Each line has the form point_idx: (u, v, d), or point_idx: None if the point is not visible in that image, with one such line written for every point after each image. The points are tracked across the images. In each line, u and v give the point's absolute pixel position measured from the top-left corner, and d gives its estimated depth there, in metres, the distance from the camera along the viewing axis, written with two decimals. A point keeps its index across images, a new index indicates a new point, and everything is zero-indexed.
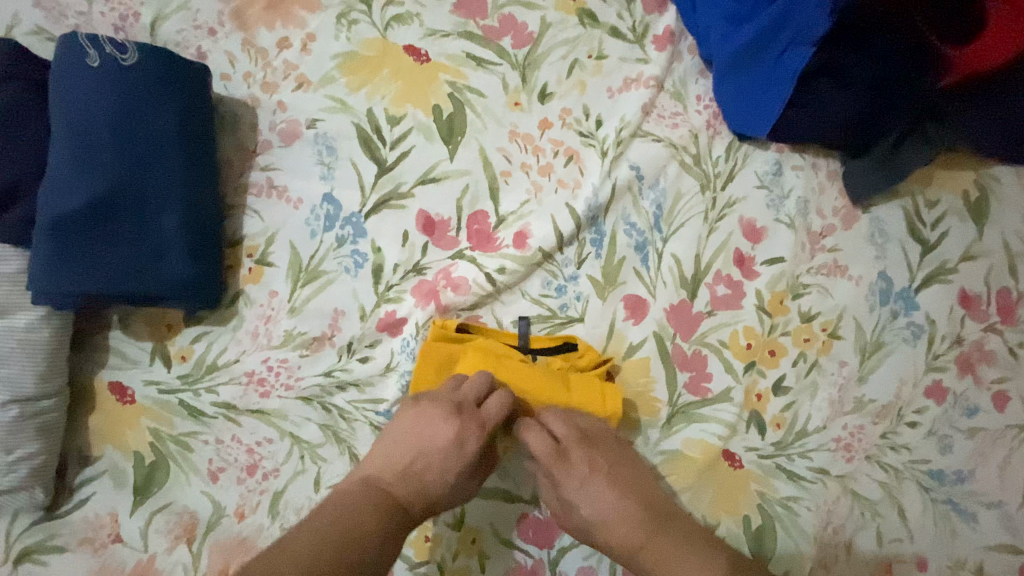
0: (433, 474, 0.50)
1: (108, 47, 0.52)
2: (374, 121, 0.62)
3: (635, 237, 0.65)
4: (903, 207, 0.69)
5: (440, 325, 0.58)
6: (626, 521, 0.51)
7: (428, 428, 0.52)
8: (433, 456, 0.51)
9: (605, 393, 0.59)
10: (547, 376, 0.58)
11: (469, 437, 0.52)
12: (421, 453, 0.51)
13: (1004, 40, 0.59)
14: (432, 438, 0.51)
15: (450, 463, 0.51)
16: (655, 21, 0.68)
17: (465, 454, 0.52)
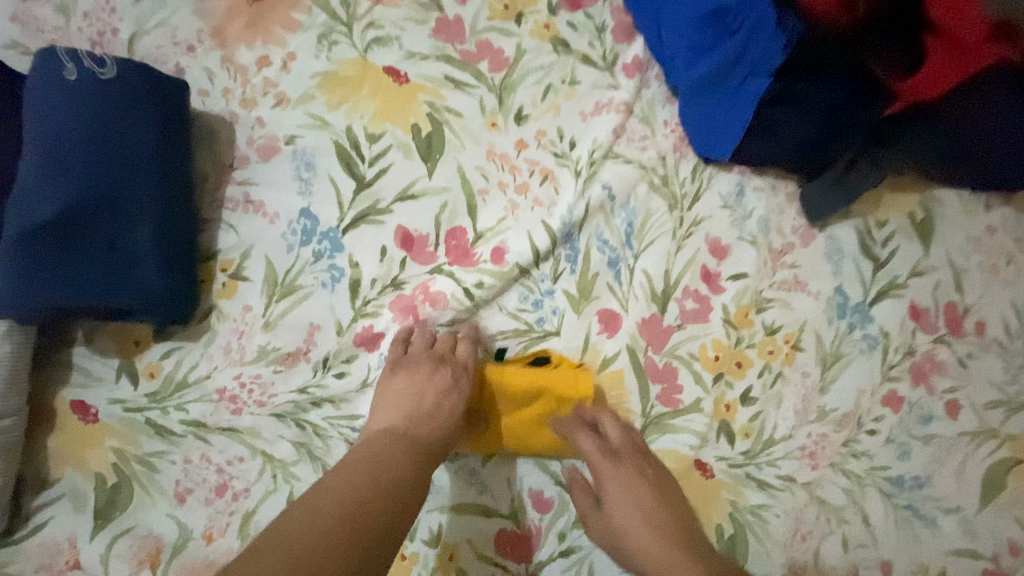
0: (441, 411, 0.55)
1: (86, 61, 0.52)
2: (353, 138, 0.63)
3: (607, 253, 0.67)
4: (856, 226, 0.73)
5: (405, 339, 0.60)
6: (658, 534, 0.54)
7: (421, 375, 0.57)
8: (432, 399, 0.56)
9: (577, 378, 0.61)
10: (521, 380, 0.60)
11: (458, 382, 0.58)
12: (423, 397, 0.56)
13: (943, 75, 0.62)
14: (428, 385, 0.57)
15: (446, 403, 0.56)
16: (624, 50, 0.71)
17: (461, 391, 0.58)
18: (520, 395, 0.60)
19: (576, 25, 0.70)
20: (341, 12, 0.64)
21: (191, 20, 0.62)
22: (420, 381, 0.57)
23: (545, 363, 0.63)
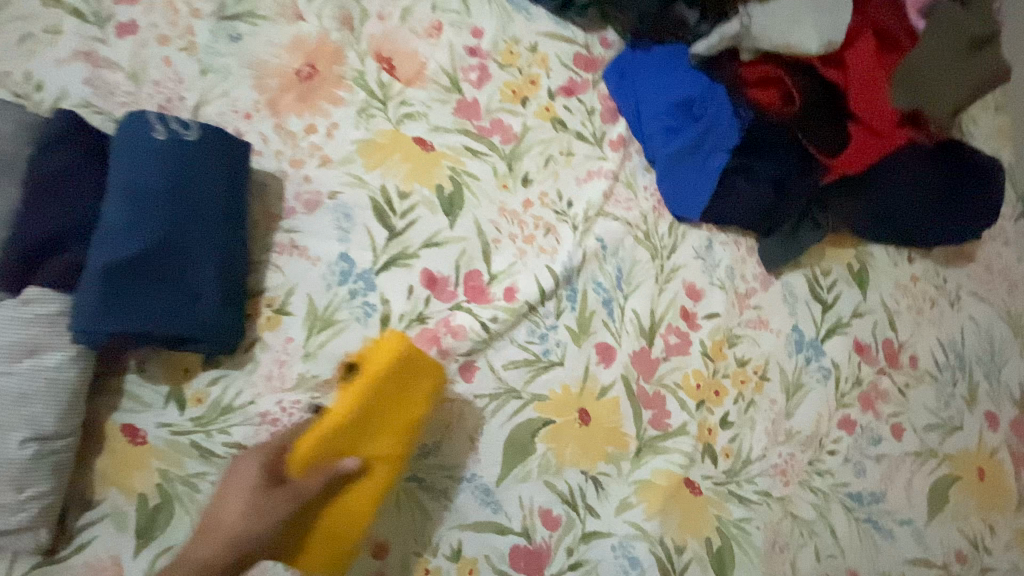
0: (227, 514, 0.54)
1: (173, 125, 0.61)
2: (387, 195, 0.73)
3: (602, 294, 0.78)
4: (805, 274, 0.87)
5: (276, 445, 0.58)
6: None
7: (232, 473, 0.57)
8: (224, 503, 0.55)
9: (388, 358, 0.61)
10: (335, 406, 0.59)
11: (253, 471, 0.56)
12: (223, 499, 0.56)
13: (862, 154, 0.81)
14: (234, 481, 0.56)
15: (237, 504, 0.55)
16: (610, 128, 0.85)
17: (254, 486, 0.55)
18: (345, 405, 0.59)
19: (571, 108, 0.84)
20: (378, 92, 0.77)
21: (249, 92, 0.73)
22: (231, 481, 0.57)
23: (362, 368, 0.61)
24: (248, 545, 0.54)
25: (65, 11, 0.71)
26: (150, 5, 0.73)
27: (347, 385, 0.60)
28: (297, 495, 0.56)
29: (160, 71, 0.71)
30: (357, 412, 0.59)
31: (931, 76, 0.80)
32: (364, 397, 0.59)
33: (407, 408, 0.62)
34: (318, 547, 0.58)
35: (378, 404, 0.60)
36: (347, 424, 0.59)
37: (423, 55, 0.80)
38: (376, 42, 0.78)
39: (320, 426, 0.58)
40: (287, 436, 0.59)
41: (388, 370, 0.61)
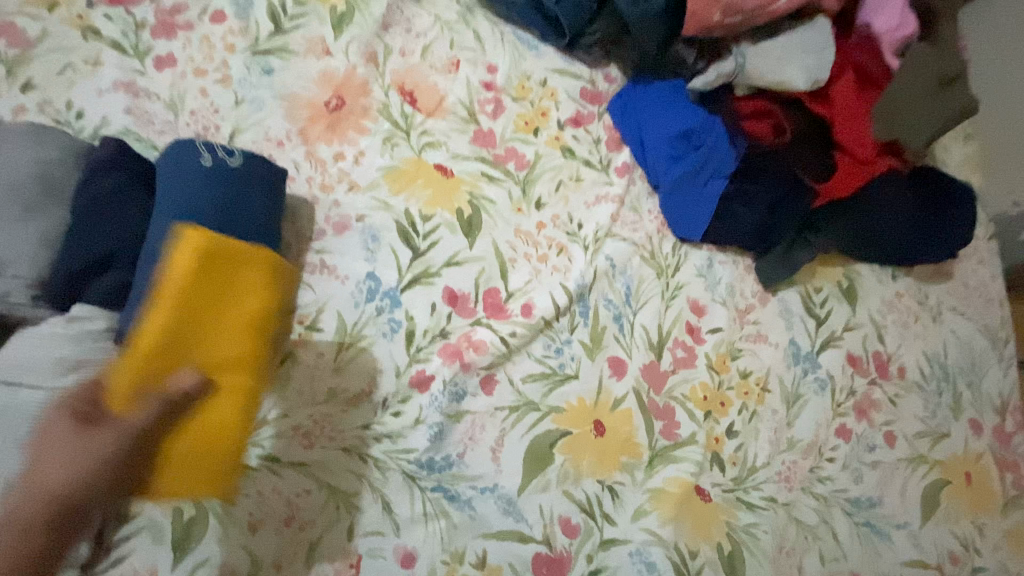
0: (53, 485, 0.42)
1: (219, 152, 0.65)
2: (410, 218, 0.77)
3: (612, 310, 0.83)
4: (799, 291, 0.93)
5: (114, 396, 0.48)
6: None
7: (42, 447, 0.43)
8: (39, 475, 0.42)
9: (195, 255, 0.56)
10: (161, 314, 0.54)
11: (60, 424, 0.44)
12: (33, 478, 0.42)
13: (847, 180, 0.88)
14: (47, 454, 0.43)
15: (56, 467, 0.42)
16: (615, 156, 0.91)
17: (78, 444, 0.43)
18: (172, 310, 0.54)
19: (579, 137, 0.90)
20: (401, 123, 0.82)
21: (281, 123, 0.78)
22: (44, 453, 0.43)
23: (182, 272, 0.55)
24: (83, 497, 0.43)
25: (107, 44, 0.75)
26: (188, 40, 0.78)
27: (159, 303, 0.54)
28: (129, 429, 0.46)
29: (197, 101, 0.76)
30: (182, 321, 0.55)
31: (907, 110, 0.86)
32: (190, 296, 0.56)
33: (241, 308, 0.60)
34: (185, 467, 0.55)
35: (203, 311, 0.56)
36: (181, 333, 0.55)
37: (442, 89, 0.86)
38: (399, 77, 0.85)
39: (146, 341, 0.53)
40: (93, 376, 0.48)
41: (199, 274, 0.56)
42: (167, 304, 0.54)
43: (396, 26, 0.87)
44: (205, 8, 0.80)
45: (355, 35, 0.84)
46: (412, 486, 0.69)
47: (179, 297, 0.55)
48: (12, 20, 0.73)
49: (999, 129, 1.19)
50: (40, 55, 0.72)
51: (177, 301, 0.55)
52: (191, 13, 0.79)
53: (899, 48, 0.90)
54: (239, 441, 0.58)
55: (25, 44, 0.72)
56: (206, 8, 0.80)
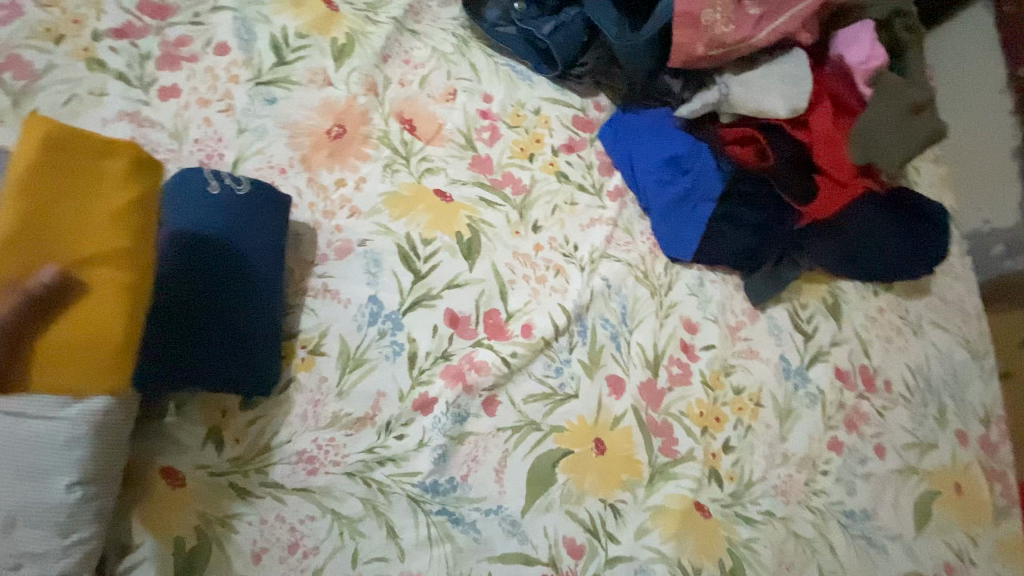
0: None
1: (227, 180, 0.67)
2: (411, 242, 0.79)
3: (609, 329, 0.85)
4: (787, 308, 0.96)
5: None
6: None
7: None
8: None
9: (43, 146, 0.52)
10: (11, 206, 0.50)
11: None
12: None
13: (829, 202, 0.93)
14: None
15: None
16: (607, 180, 0.95)
17: None
18: (26, 200, 0.50)
19: (572, 163, 0.94)
20: (401, 150, 0.85)
21: (284, 151, 0.79)
22: None
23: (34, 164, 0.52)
24: None
25: (112, 75, 0.76)
26: (192, 71, 0.80)
27: (16, 200, 0.50)
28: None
29: (201, 130, 0.77)
30: (24, 219, 0.50)
31: (879, 133, 0.92)
32: (44, 185, 0.51)
33: (99, 198, 0.53)
34: (72, 361, 0.50)
35: (53, 207, 0.51)
36: (32, 234, 0.50)
37: (440, 117, 0.89)
38: (398, 107, 0.88)
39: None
40: None
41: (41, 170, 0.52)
42: (15, 196, 0.50)
43: (395, 58, 0.91)
44: (209, 41, 0.82)
45: (356, 66, 0.87)
46: (416, 510, 0.69)
47: (33, 187, 0.51)
48: (18, 53, 0.74)
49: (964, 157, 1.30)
50: (45, 87, 0.73)
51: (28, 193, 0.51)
52: (195, 45, 0.81)
53: (873, 77, 0.94)
54: (126, 336, 0.52)
55: (30, 76, 0.73)
56: (210, 40, 0.82)
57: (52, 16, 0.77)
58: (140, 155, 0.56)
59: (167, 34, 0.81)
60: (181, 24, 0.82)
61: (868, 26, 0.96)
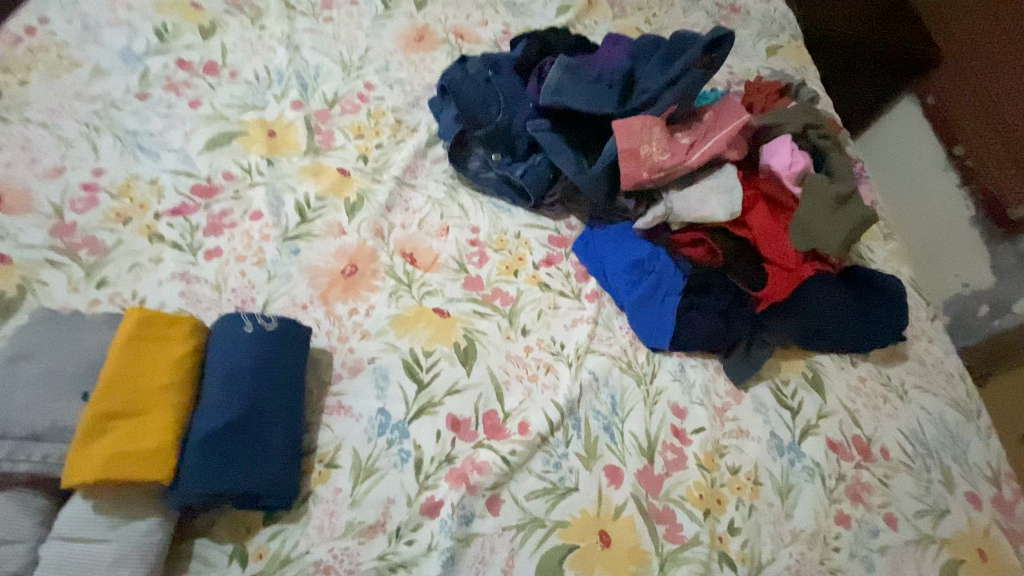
0: None
1: (259, 319, 0.79)
2: (415, 356, 0.91)
3: (601, 420, 0.92)
4: (769, 386, 1.03)
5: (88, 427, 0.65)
6: None
7: None
8: None
9: (138, 317, 0.72)
10: (118, 360, 0.69)
11: None
12: None
13: (780, 284, 1.03)
14: None
15: None
16: (584, 285, 1.08)
17: None
18: (128, 355, 0.70)
19: (552, 274, 1.08)
20: (404, 279, 1.00)
21: (305, 290, 0.95)
22: None
23: (131, 328, 0.72)
24: None
25: (167, 245, 0.95)
26: (231, 234, 0.98)
27: (121, 356, 0.70)
28: None
29: (237, 281, 0.93)
30: (118, 373, 0.68)
31: (814, 224, 1.05)
32: (139, 342, 0.71)
33: (168, 352, 0.72)
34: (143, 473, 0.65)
35: (131, 362, 0.70)
36: (118, 384, 0.68)
37: (436, 249, 1.06)
38: (401, 244, 1.05)
39: (107, 382, 0.68)
40: (85, 421, 0.65)
41: (125, 340, 0.71)
42: (120, 353, 0.70)
43: (397, 207, 1.10)
44: (246, 210, 1.02)
45: (364, 217, 1.06)
46: None
47: (130, 346, 0.71)
48: (94, 236, 0.93)
49: (942, 236, 1.72)
50: (114, 260, 0.91)
51: (128, 350, 0.70)
52: (235, 215, 1.01)
53: (799, 178, 1.11)
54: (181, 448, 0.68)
55: (103, 252, 0.92)
56: (247, 210, 1.02)
57: (123, 204, 0.97)
58: (197, 323, 0.77)
59: (213, 208, 1.01)
60: (224, 200, 1.03)
61: (786, 139, 1.15)
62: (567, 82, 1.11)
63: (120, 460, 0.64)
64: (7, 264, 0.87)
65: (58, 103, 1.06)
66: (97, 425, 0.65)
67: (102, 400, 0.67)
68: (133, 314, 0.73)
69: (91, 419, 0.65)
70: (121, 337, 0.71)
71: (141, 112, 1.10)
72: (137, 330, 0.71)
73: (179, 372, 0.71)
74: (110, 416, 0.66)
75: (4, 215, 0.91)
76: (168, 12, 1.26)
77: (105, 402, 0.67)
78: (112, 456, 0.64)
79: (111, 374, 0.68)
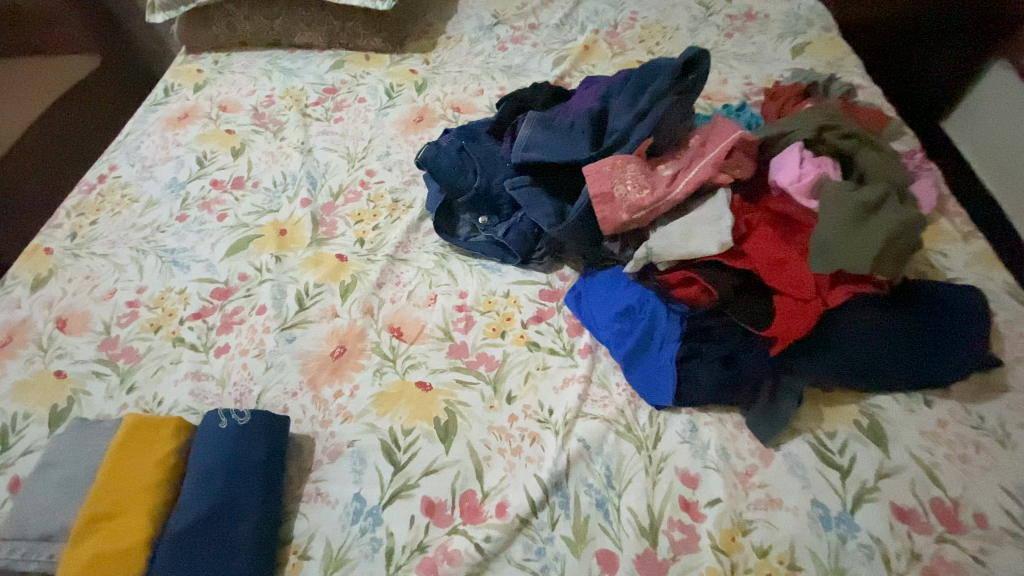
0: None
1: (234, 415, 0.84)
2: (394, 435, 0.90)
3: (594, 495, 0.82)
4: (808, 440, 0.86)
5: (78, 531, 0.72)
6: None
7: None
8: None
9: (133, 423, 0.81)
10: (111, 464, 0.77)
11: None
12: None
13: (797, 320, 0.86)
14: None
15: None
16: (578, 339, 1.00)
17: None
18: (120, 458, 0.77)
19: (542, 331, 1.02)
20: (389, 355, 1.01)
21: (297, 377, 1.00)
22: None
23: (125, 434, 0.79)
24: None
25: (186, 346, 1.06)
26: (239, 330, 1.08)
27: (113, 461, 0.77)
28: None
29: (239, 374, 1.01)
30: (108, 477, 0.75)
31: (836, 241, 0.87)
32: (130, 446, 0.79)
33: (153, 453, 0.78)
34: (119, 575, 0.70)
35: (120, 465, 0.77)
36: (106, 488, 0.75)
37: (423, 320, 1.06)
38: (389, 319, 1.07)
39: (99, 486, 0.75)
40: (77, 525, 0.72)
41: (118, 446, 0.78)
42: (114, 458, 0.77)
43: (389, 283, 1.13)
44: (253, 305, 1.11)
45: (356, 297, 1.10)
46: None
47: (122, 449, 0.78)
48: (130, 345, 1.07)
49: None
50: (143, 365, 1.04)
51: (120, 454, 0.78)
52: (245, 311, 1.11)
53: (813, 190, 0.95)
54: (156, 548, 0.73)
55: (136, 359, 1.05)
56: (255, 305, 1.11)
57: (156, 314, 1.12)
58: (182, 423, 0.83)
59: (227, 308, 1.12)
60: (237, 299, 1.13)
61: (794, 149, 1.01)
62: (538, 136, 1.10)
63: (97, 563, 0.70)
64: (63, 378, 1.02)
65: (118, 235, 1.27)
66: (86, 529, 0.72)
67: (93, 503, 0.73)
68: (131, 420, 0.81)
69: (81, 523, 0.72)
70: (117, 442, 0.79)
71: (179, 232, 1.28)
72: (129, 436, 0.79)
73: (158, 473, 0.77)
74: (97, 520, 0.73)
75: (67, 335, 1.09)
76: (207, 143, 1.49)
77: (94, 506, 0.73)
78: (93, 559, 0.70)
79: (104, 478, 0.75)
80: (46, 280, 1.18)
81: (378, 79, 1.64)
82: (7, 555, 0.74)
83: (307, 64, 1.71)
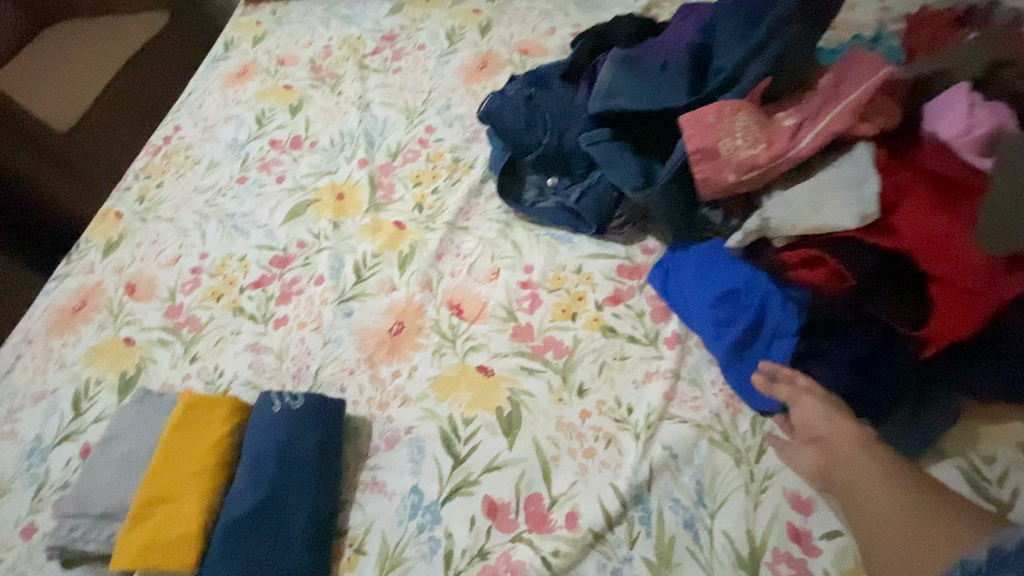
0: None
1: (287, 398, 0.79)
2: (453, 424, 0.83)
3: (681, 513, 0.71)
4: (958, 466, 0.68)
5: (138, 512, 0.71)
6: None
7: None
8: None
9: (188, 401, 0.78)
10: (167, 444, 0.75)
11: None
12: None
13: (957, 320, 0.67)
14: None
15: None
16: (663, 326, 0.86)
17: None
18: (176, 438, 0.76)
19: (619, 314, 0.88)
20: (449, 334, 0.92)
21: (353, 354, 0.94)
22: None
23: (180, 413, 0.77)
24: None
25: (245, 317, 1.03)
26: (297, 301, 1.03)
27: (170, 441, 0.75)
28: None
29: (297, 348, 0.97)
30: (164, 458, 0.74)
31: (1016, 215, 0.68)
32: (186, 426, 0.77)
33: (208, 434, 0.76)
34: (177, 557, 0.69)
35: (176, 446, 0.75)
36: (163, 469, 0.73)
37: (485, 296, 0.95)
38: (449, 294, 0.97)
39: (156, 466, 0.74)
40: (136, 504, 0.72)
41: (174, 425, 0.77)
42: (170, 438, 0.76)
43: (449, 253, 1.03)
44: (311, 276, 1.06)
45: (415, 269, 1.01)
46: None
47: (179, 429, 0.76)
48: (194, 314, 1.05)
49: None
50: (205, 335, 1.02)
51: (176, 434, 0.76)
52: (302, 281, 1.06)
53: (986, 145, 0.74)
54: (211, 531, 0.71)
55: (198, 328, 1.03)
56: (312, 275, 1.06)
57: (217, 282, 1.09)
58: (237, 404, 0.80)
59: (285, 277, 1.07)
60: (295, 268, 1.08)
61: (960, 91, 0.78)
62: (620, 81, 0.93)
63: (155, 545, 0.69)
64: (132, 346, 1.03)
65: (182, 199, 1.26)
66: (145, 510, 0.71)
67: (151, 484, 0.73)
68: (186, 398, 0.79)
69: (140, 503, 0.72)
70: (174, 422, 0.77)
71: (239, 196, 1.24)
72: (184, 415, 0.77)
73: (214, 456, 0.75)
74: (154, 502, 0.72)
75: (136, 301, 1.09)
76: (266, 100, 1.42)
77: (151, 487, 0.72)
78: (152, 541, 0.69)
79: (161, 458, 0.74)
80: (118, 245, 1.19)
81: (439, 22, 1.49)
82: (69, 533, 0.74)
83: (365, 10, 1.59)
